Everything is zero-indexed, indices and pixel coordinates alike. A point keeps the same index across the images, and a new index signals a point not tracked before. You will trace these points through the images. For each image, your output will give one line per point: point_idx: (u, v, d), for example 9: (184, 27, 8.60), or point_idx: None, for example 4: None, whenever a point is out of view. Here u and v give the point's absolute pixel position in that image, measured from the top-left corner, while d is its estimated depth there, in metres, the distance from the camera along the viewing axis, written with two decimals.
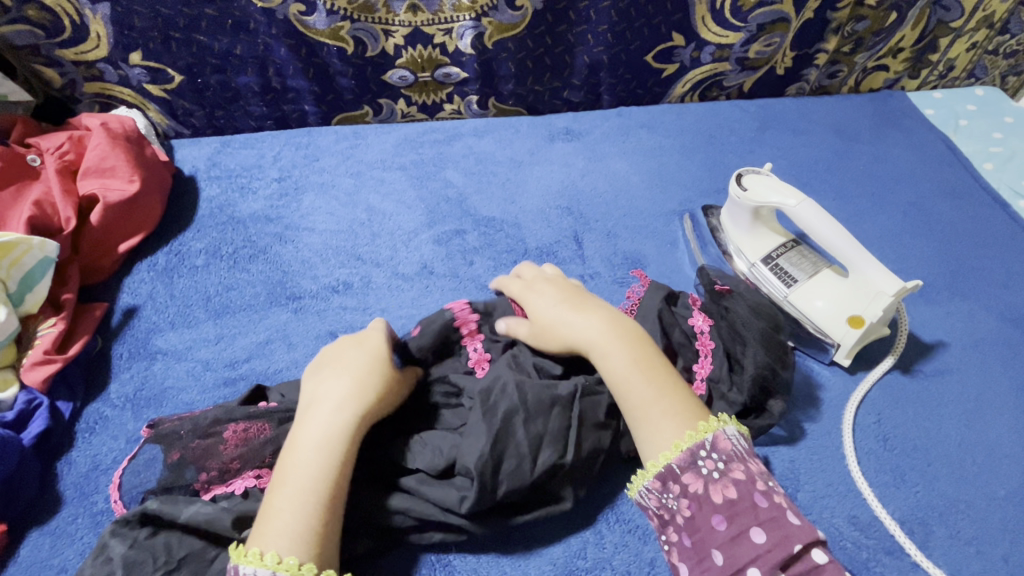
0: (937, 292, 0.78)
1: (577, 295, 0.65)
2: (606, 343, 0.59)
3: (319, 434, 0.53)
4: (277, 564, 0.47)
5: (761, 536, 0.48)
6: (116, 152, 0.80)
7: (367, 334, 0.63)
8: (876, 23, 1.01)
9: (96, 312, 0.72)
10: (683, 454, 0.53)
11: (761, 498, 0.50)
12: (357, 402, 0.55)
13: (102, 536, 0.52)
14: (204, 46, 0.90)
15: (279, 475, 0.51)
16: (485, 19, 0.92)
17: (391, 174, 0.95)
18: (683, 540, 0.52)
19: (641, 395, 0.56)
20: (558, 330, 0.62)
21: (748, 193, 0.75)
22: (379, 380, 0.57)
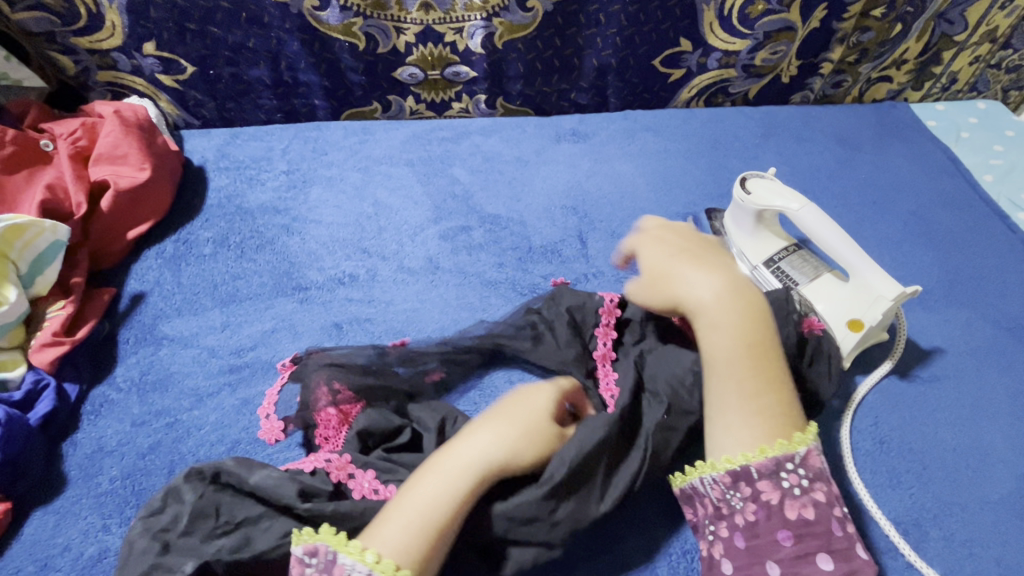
0: (936, 300, 0.79)
1: (699, 251, 0.68)
2: (723, 309, 0.60)
3: (461, 463, 0.53)
4: (377, 564, 0.47)
5: (827, 564, 0.51)
6: (128, 140, 0.81)
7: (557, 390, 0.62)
8: (881, 35, 1.03)
9: (104, 296, 0.73)
10: (765, 460, 0.54)
11: (837, 528, 0.52)
12: (517, 458, 0.54)
13: (176, 481, 0.55)
14: (217, 38, 0.91)
15: (404, 489, 0.52)
16: (496, 19, 0.93)
17: (398, 169, 0.96)
18: (736, 540, 0.54)
19: (738, 372, 0.57)
20: (677, 289, 0.63)
21: (751, 197, 0.75)
22: (546, 444, 0.56)
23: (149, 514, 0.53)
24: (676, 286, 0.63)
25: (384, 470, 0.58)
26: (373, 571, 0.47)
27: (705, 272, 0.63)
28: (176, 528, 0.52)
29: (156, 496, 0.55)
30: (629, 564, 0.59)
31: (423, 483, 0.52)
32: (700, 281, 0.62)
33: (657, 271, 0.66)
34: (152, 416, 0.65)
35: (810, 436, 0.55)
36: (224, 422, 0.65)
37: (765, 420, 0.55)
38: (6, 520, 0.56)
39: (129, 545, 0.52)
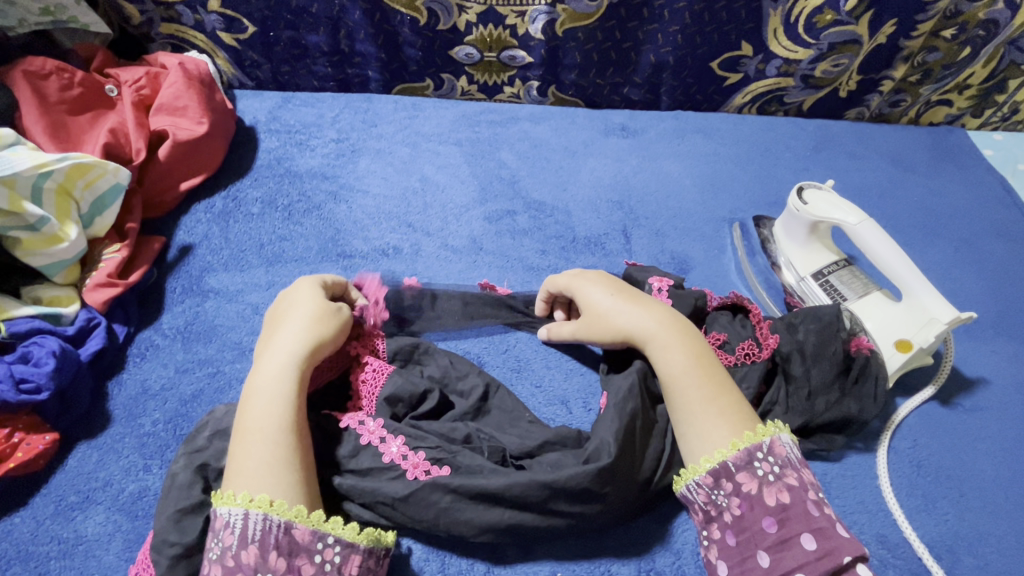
0: (984, 329, 0.77)
1: (627, 287, 0.66)
2: (669, 333, 0.59)
3: (270, 387, 0.54)
4: (249, 503, 0.48)
5: (812, 544, 0.48)
6: (189, 93, 0.81)
7: (630, 289, 0.65)
8: (948, 56, 1.01)
9: (155, 244, 0.74)
10: (740, 453, 0.53)
11: (814, 508, 0.50)
12: (667, 329, 0.60)
13: (223, 421, 0.57)
14: (281, 1, 0.92)
15: (242, 425, 0.52)
16: (560, 6, 0.92)
17: (447, 148, 0.96)
18: (727, 538, 0.52)
19: (700, 388, 0.56)
20: (615, 323, 0.62)
21: (807, 208, 0.75)
22: (684, 324, 0.61)
23: (193, 451, 0.55)
24: (609, 317, 0.62)
25: (413, 437, 0.57)
26: (249, 508, 0.48)
27: (617, 298, 0.63)
28: (218, 463, 0.54)
29: (201, 433, 0.57)
30: (657, 561, 0.56)
31: (253, 411, 0.53)
32: (627, 308, 0.62)
33: (590, 304, 0.64)
34: (195, 364, 0.66)
35: (773, 426, 0.54)
36: None
37: (727, 416, 0.55)
38: (53, 449, 0.58)
39: (173, 477, 0.54)
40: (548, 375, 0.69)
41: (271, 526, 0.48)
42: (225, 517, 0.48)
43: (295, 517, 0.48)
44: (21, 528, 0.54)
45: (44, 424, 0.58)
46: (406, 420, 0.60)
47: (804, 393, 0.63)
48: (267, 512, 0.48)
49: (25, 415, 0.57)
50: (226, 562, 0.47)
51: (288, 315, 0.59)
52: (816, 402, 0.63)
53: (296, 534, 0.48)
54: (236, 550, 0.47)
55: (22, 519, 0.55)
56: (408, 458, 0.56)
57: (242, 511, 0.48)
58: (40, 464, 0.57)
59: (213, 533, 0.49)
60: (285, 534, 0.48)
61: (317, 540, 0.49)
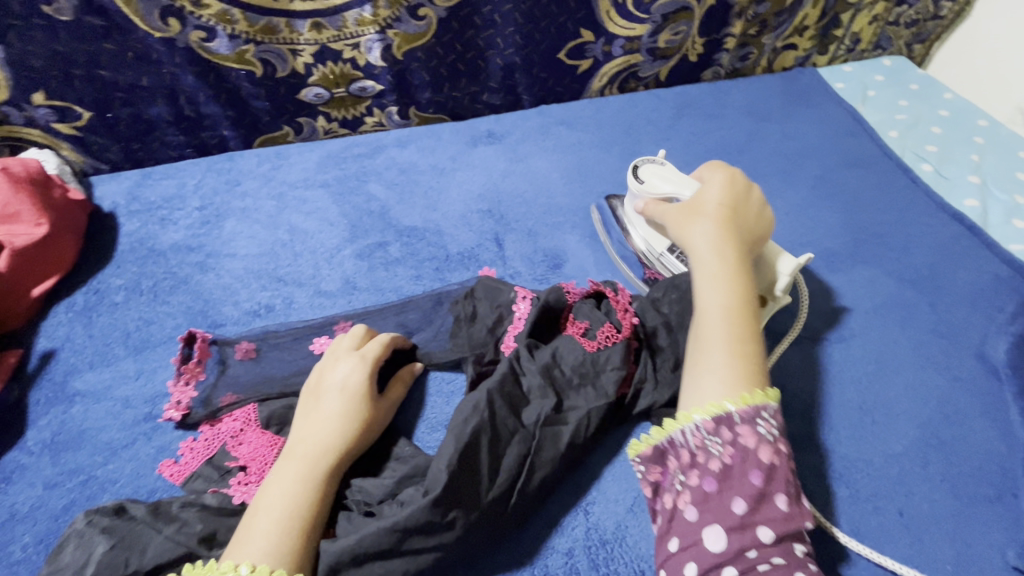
0: (843, 260, 0.81)
1: (740, 206, 0.69)
2: (733, 267, 0.63)
3: (303, 466, 0.55)
4: (251, 573, 0.48)
5: (785, 506, 0.51)
6: (19, 197, 0.77)
7: (744, 200, 0.70)
8: (777, 5, 1.05)
9: (10, 359, 0.72)
10: (748, 408, 0.54)
11: (793, 475, 0.53)
12: (746, 266, 0.64)
13: (79, 537, 0.55)
14: (108, 81, 0.89)
15: (259, 503, 0.53)
16: (390, 31, 0.92)
17: (313, 192, 0.95)
18: (707, 484, 0.52)
19: (727, 324, 0.59)
20: (692, 239, 0.67)
21: (642, 184, 0.77)
22: (745, 261, 0.65)
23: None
24: (690, 227, 0.68)
25: None
26: None
27: (718, 217, 0.67)
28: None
29: (61, 557, 0.54)
30: (548, 567, 0.56)
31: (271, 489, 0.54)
32: (722, 228, 0.66)
33: (699, 203, 0.69)
34: (65, 476, 0.64)
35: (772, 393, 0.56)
36: (140, 473, 0.64)
37: (744, 366, 0.57)
38: None
39: None
40: (427, 402, 0.69)
41: None
42: None
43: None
44: None
45: None
46: None
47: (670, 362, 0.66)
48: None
49: None
50: None
51: (330, 401, 0.60)
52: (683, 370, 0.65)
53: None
54: None
55: None
56: None
57: None
58: None
59: None
60: None
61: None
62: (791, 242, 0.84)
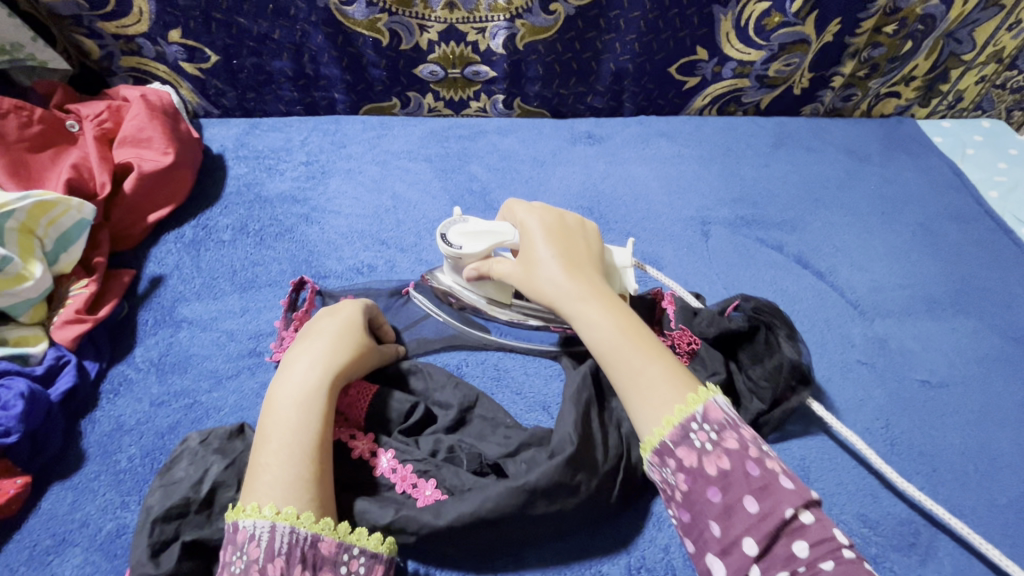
0: (943, 308, 0.81)
1: (569, 232, 0.66)
2: (596, 309, 0.59)
3: (297, 394, 0.55)
4: (276, 515, 0.48)
5: (753, 505, 0.48)
6: (153, 124, 0.81)
7: (567, 224, 0.66)
8: (892, 51, 1.05)
9: (126, 277, 0.73)
10: (676, 429, 0.52)
11: (753, 466, 0.50)
12: (602, 299, 0.60)
13: (195, 449, 0.56)
14: (243, 28, 0.92)
15: (263, 438, 0.53)
16: (519, 21, 0.94)
17: (416, 165, 0.97)
18: (682, 515, 0.52)
19: (623, 360, 0.56)
20: (543, 291, 0.61)
21: (455, 248, 0.68)
22: (609, 297, 0.60)
23: (169, 483, 0.54)
24: (536, 279, 0.62)
25: (402, 449, 0.60)
26: (275, 521, 0.48)
27: (559, 265, 0.61)
28: (201, 490, 0.53)
29: (174, 465, 0.55)
30: (646, 558, 0.56)
31: (273, 425, 0.53)
32: (565, 276, 0.60)
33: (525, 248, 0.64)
34: (170, 397, 0.65)
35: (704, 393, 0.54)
36: (243, 405, 0.65)
37: (652, 392, 0.54)
38: (24, 495, 0.56)
39: (145, 510, 0.52)
40: (527, 381, 0.70)
41: (298, 539, 0.48)
42: (249, 529, 0.48)
43: (322, 530, 0.49)
44: None
45: (16, 468, 0.56)
46: (396, 435, 0.62)
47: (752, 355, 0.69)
48: (294, 525, 0.48)
49: None
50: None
51: (321, 341, 0.60)
52: (771, 359, 0.67)
53: (322, 547, 0.49)
54: (262, 563, 0.47)
55: None
56: (396, 470, 0.58)
57: (268, 524, 0.48)
58: (14, 508, 0.55)
59: (233, 546, 0.48)
60: (312, 546, 0.49)
61: (342, 551, 0.50)
62: (891, 282, 0.84)
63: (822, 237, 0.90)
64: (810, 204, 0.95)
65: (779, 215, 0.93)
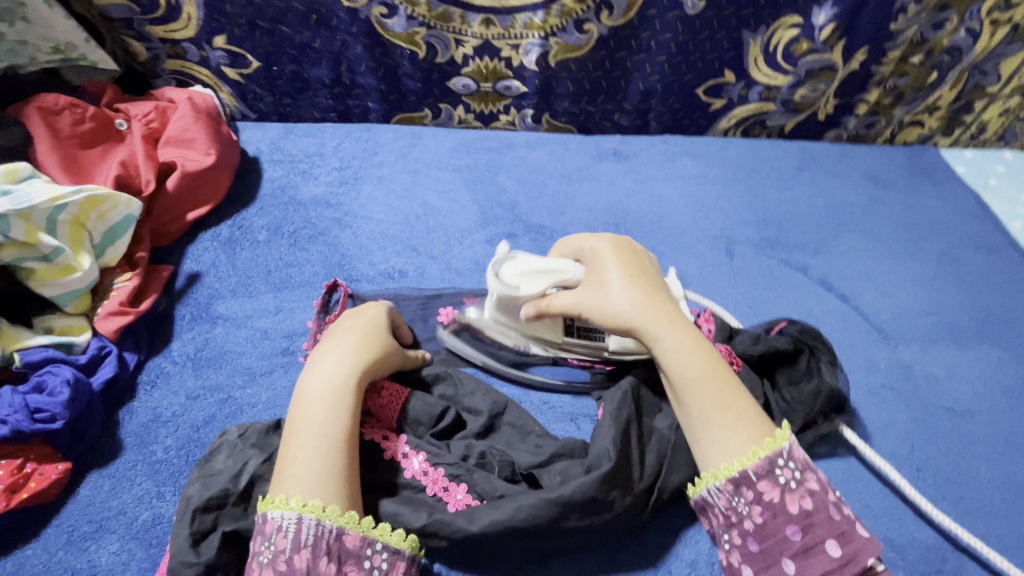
0: (968, 336, 0.82)
1: (635, 256, 0.66)
2: (681, 337, 0.59)
3: (327, 390, 0.56)
4: (303, 508, 0.50)
5: (836, 550, 0.50)
6: (197, 125, 0.84)
7: (628, 249, 0.67)
8: (917, 80, 1.06)
9: (165, 273, 0.75)
10: (761, 462, 0.54)
11: (835, 511, 0.52)
12: (683, 327, 0.60)
13: (233, 441, 0.58)
14: (285, 37, 0.95)
15: (293, 429, 0.54)
16: (553, 39, 0.97)
17: (447, 174, 0.99)
18: (749, 545, 0.53)
19: (711, 392, 0.57)
20: (615, 314, 0.61)
21: (511, 287, 0.65)
22: (689, 326, 0.61)
23: (208, 475, 0.55)
24: (611, 304, 0.61)
25: (434, 453, 0.61)
26: (301, 513, 0.49)
27: (633, 289, 0.62)
28: (240, 482, 0.55)
29: (213, 456, 0.57)
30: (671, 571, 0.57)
31: (303, 418, 0.54)
32: (638, 295, 0.61)
33: (595, 274, 0.64)
34: (205, 391, 0.66)
35: (787, 427, 0.56)
36: (277, 402, 0.66)
37: (743, 424, 0.56)
38: (65, 480, 0.58)
39: (185, 500, 0.54)
40: (555, 391, 0.71)
41: (324, 532, 0.49)
42: (277, 520, 0.49)
43: (348, 522, 0.50)
44: (32, 560, 0.54)
45: (57, 454, 0.58)
46: (428, 438, 0.63)
47: (790, 380, 0.69)
48: (320, 517, 0.50)
49: (37, 446, 0.57)
50: (278, 566, 0.48)
51: (348, 337, 0.61)
52: (808, 386, 0.67)
53: (347, 540, 0.50)
54: (289, 554, 0.48)
55: (35, 551, 0.55)
56: (429, 473, 0.59)
57: (294, 516, 0.49)
58: (51, 495, 0.57)
59: (262, 537, 0.50)
60: (336, 539, 0.50)
61: (366, 545, 0.51)
62: (916, 308, 0.85)
63: (845, 261, 0.91)
64: (834, 228, 0.96)
65: (803, 238, 0.94)
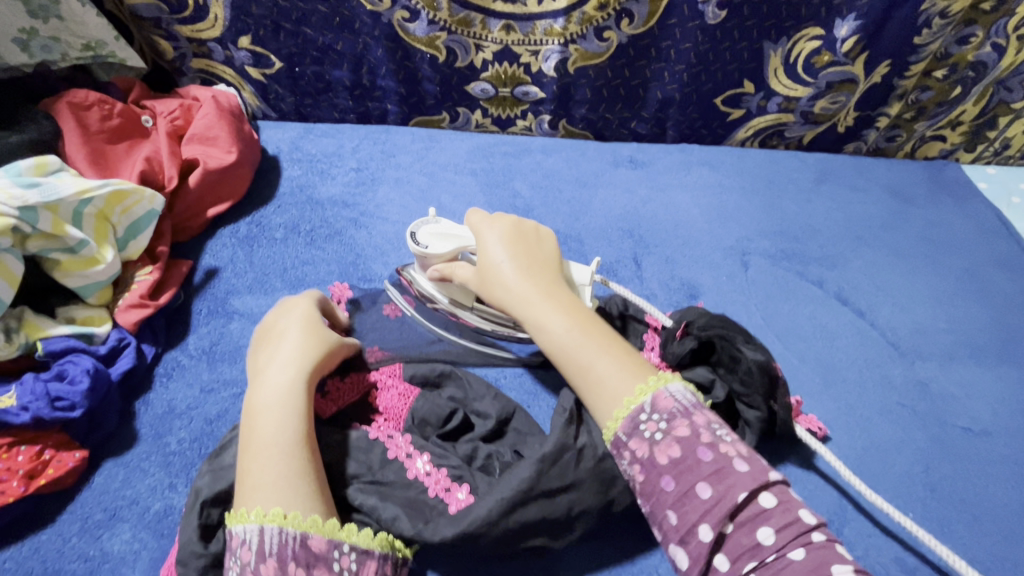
0: (988, 356, 0.80)
1: (527, 237, 0.66)
2: (555, 314, 0.60)
3: (275, 395, 0.57)
4: (263, 518, 0.49)
5: (705, 491, 0.49)
6: (221, 123, 0.85)
7: (526, 231, 0.67)
8: (940, 95, 1.05)
9: (184, 267, 0.76)
10: (628, 421, 0.54)
11: (704, 452, 0.51)
12: (562, 305, 0.60)
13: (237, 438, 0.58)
14: (309, 39, 0.97)
15: (250, 437, 0.54)
16: (572, 46, 0.97)
17: (463, 178, 1.00)
18: (644, 505, 0.53)
19: (580, 364, 0.58)
20: (496, 293, 0.63)
21: (422, 247, 0.69)
22: (566, 300, 0.61)
23: (217, 468, 0.56)
24: (492, 286, 0.63)
25: (438, 455, 0.61)
26: (263, 523, 0.49)
27: (513, 269, 0.62)
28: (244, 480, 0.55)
29: (221, 451, 0.58)
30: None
31: (259, 425, 0.55)
32: (518, 275, 0.62)
33: (481, 256, 0.65)
34: (220, 385, 0.67)
35: (658, 380, 0.55)
36: None
37: (608, 389, 0.56)
38: (80, 468, 0.59)
39: (194, 493, 0.55)
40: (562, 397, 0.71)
41: (287, 539, 0.49)
42: (241, 534, 0.50)
43: (311, 527, 0.50)
44: (47, 546, 0.55)
45: (74, 442, 0.59)
46: (434, 439, 0.63)
47: (726, 365, 0.68)
48: (282, 525, 0.49)
49: (56, 433, 0.58)
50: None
51: (287, 339, 0.63)
52: (740, 366, 0.66)
53: (313, 544, 0.50)
54: (255, 564, 0.48)
55: (49, 537, 0.56)
56: (431, 474, 0.60)
57: (256, 526, 0.49)
58: (67, 482, 0.58)
59: (232, 551, 0.50)
60: (302, 545, 0.49)
61: (333, 548, 0.50)
62: (934, 325, 0.84)
63: (862, 275, 0.90)
64: (851, 242, 0.95)
65: (820, 251, 0.93)
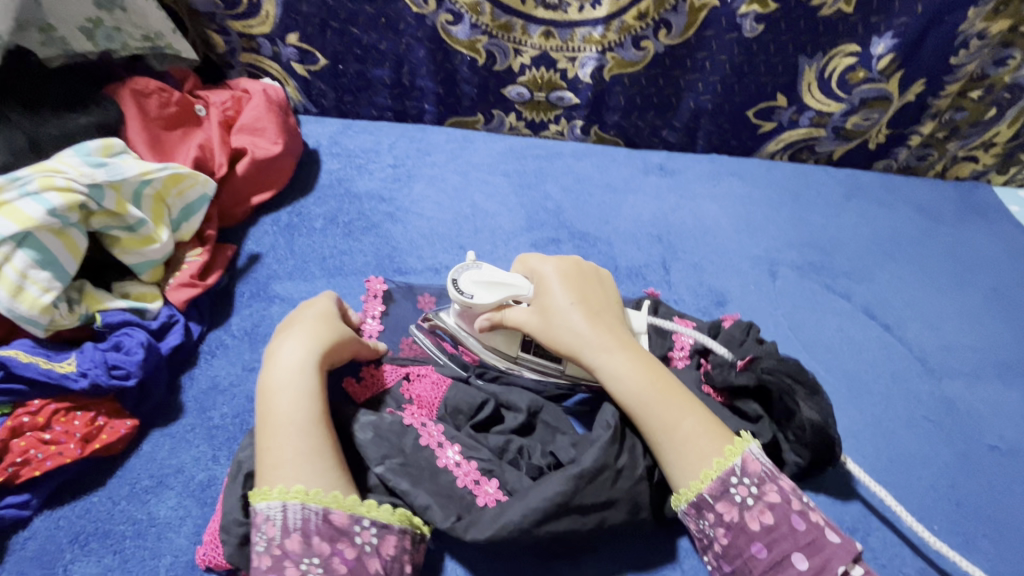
0: (1016, 376, 0.80)
1: (586, 281, 0.70)
2: (624, 362, 0.63)
3: (287, 376, 0.58)
4: (287, 495, 0.52)
5: (801, 562, 0.54)
6: (268, 116, 0.89)
7: (586, 276, 0.71)
8: (974, 116, 1.05)
9: (228, 252, 0.79)
10: (714, 483, 0.57)
11: (796, 520, 0.55)
12: (627, 349, 0.64)
13: None
14: (354, 38, 1.00)
15: (267, 416, 0.56)
16: (609, 54, 0.99)
17: (496, 178, 1.02)
18: (724, 564, 0.58)
19: (657, 420, 0.60)
20: (564, 338, 0.65)
21: (468, 298, 0.68)
22: (632, 347, 0.65)
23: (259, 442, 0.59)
24: (559, 330, 0.65)
25: (469, 447, 0.63)
26: (287, 499, 0.52)
27: (582, 314, 0.66)
28: None
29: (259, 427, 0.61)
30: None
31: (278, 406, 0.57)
32: (590, 325, 0.65)
33: (545, 299, 0.67)
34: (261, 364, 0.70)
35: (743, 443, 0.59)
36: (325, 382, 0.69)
37: (695, 443, 0.59)
38: (130, 435, 0.62)
39: (237, 464, 0.58)
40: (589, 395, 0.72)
41: (310, 514, 0.52)
42: (264, 511, 0.52)
43: (332, 503, 0.53)
44: (98, 507, 0.58)
45: (124, 411, 0.62)
46: (465, 429, 0.65)
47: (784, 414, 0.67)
48: (306, 501, 0.53)
49: (108, 401, 0.61)
50: (273, 551, 0.52)
51: (301, 325, 0.63)
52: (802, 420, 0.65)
53: (333, 519, 0.53)
54: (280, 539, 0.52)
55: (100, 499, 0.59)
56: (461, 465, 0.61)
57: (280, 503, 0.52)
58: (118, 448, 0.61)
59: (257, 527, 0.53)
60: (324, 520, 0.52)
61: (353, 523, 0.53)
62: (962, 344, 0.84)
63: (890, 291, 0.90)
64: (880, 257, 0.96)
65: (847, 265, 0.94)
